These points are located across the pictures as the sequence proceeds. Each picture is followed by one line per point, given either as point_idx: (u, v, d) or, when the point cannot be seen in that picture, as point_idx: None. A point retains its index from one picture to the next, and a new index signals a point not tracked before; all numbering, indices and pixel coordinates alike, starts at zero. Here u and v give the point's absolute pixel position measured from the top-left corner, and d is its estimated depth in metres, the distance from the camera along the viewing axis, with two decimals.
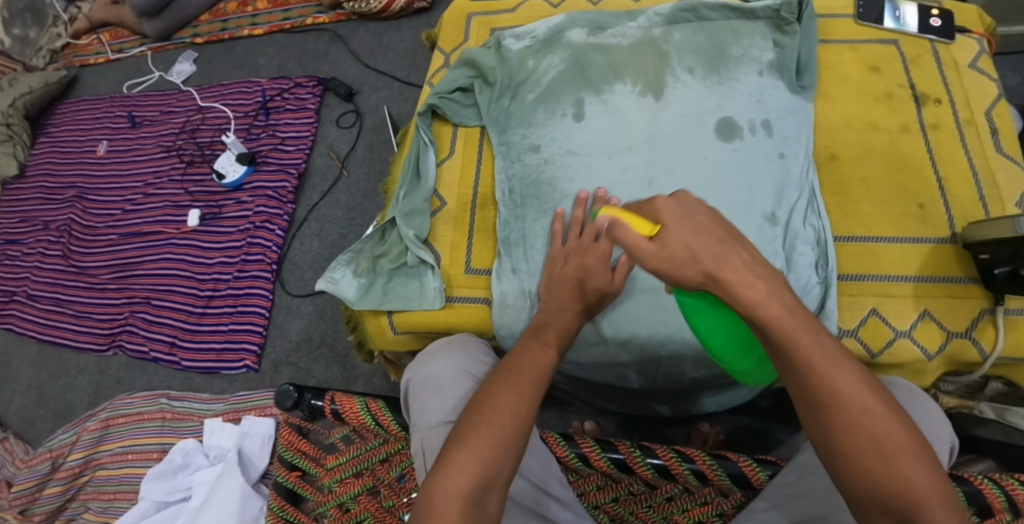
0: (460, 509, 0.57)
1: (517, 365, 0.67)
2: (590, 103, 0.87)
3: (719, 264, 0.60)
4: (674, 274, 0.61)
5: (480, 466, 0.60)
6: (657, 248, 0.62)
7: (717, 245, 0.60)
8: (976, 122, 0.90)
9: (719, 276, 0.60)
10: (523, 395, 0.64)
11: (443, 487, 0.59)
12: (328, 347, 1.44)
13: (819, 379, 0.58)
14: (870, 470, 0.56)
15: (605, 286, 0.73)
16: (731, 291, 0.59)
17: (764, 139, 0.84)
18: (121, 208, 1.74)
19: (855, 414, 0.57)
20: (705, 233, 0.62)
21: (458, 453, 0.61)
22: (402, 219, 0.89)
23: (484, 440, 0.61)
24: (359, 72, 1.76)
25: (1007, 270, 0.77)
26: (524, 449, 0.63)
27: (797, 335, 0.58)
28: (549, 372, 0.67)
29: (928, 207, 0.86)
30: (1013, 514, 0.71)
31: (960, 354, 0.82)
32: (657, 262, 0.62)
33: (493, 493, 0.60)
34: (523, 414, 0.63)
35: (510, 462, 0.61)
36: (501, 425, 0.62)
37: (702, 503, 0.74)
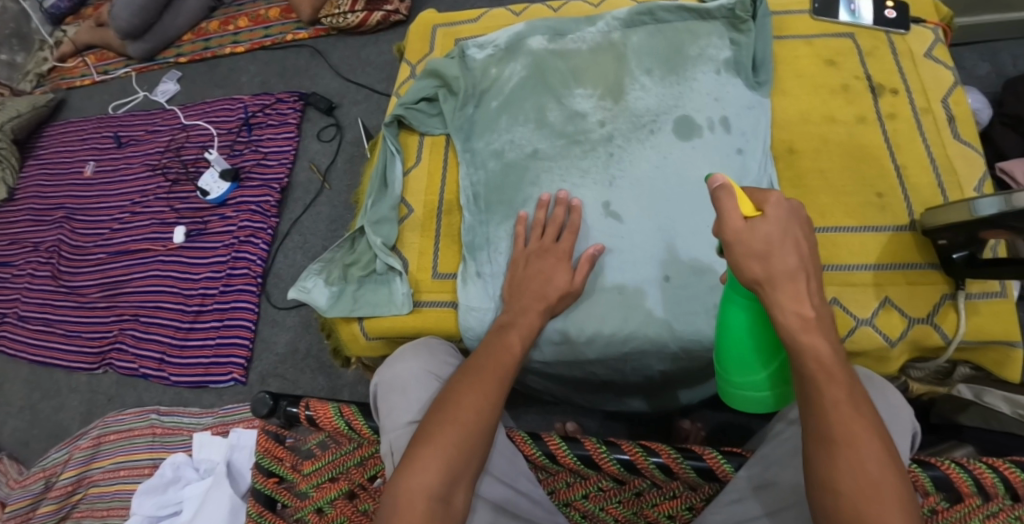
0: (424, 505, 0.59)
1: (489, 369, 0.68)
2: (551, 108, 0.90)
3: (776, 277, 0.58)
4: (742, 263, 0.59)
5: (443, 464, 0.61)
6: (746, 231, 0.58)
7: (791, 263, 0.58)
8: (933, 110, 0.92)
9: (773, 288, 0.58)
10: (486, 393, 0.66)
11: (406, 484, 0.60)
12: (315, 358, 1.46)
13: (837, 420, 0.56)
14: (858, 511, 0.53)
15: (566, 286, 0.76)
16: (781, 309, 0.58)
17: (722, 136, 0.84)
18: (109, 228, 1.76)
19: (861, 455, 0.54)
20: (783, 245, 0.58)
21: (422, 449, 0.62)
22: (370, 227, 0.91)
23: (449, 439, 0.62)
24: (339, 86, 1.78)
25: (965, 254, 0.78)
26: (485, 455, 0.64)
27: (837, 374, 0.57)
28: (512, 371, 0.69)
29: (887, 197, 0.87)
30: (982, 498, 0.69)
31: (923, 339, 0.83)
32: (734, 239, 0.59)
33: (459, 488, 0.61)
34: (485, 418, 0.64)
35: (473, 463, 0.62)
36: (467, 423, 0.63)
37: (671, 497, 0.74)
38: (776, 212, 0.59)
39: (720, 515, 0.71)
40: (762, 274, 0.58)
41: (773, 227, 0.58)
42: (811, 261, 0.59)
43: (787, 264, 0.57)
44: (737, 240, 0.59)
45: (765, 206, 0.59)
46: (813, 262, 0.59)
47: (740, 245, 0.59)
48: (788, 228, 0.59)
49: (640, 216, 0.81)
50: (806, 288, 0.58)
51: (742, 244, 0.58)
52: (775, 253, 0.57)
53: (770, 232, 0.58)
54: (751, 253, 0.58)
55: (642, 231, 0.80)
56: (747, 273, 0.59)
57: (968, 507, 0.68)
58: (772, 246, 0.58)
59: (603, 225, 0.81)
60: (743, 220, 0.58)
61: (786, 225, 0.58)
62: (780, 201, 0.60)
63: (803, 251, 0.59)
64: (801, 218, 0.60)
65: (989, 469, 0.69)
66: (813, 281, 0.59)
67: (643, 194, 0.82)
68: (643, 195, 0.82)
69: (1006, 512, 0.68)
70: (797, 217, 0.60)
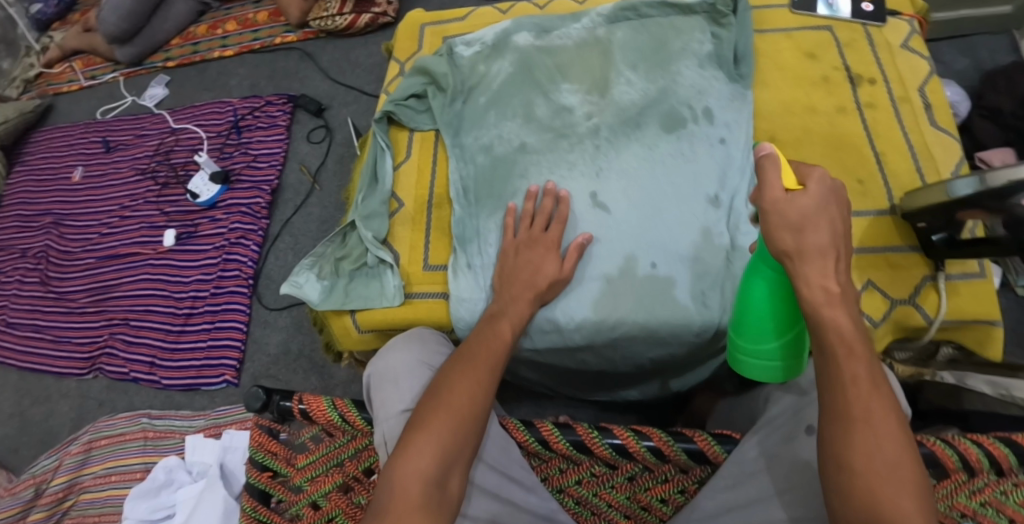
0: (421, 486, 0.60)
1: (485, 354, 0.69)
2: (539, 104, 0.91)
3: (807, 251, 0.57)
4: (775, 232, 0.58)
5: (439, 447, 0.62)
6: (785, 201, 0.58)
7: (824, 240, 0.57)
8: (910, 99, 0.94)
9: (803, 263, 0.57)
10: (479, 379, 0.67)
11: (402, 469, 0.61)
12: (307, 359, 1.46)
13: (856, 399, 0.56)
14: (873, 493, 0.54)
15: (556, 274, 0.77)
16: (808, 284, 0.57)
17: (705, 127, 0.86)
18: (98, 232, 1.76)
19: (878, 434, 0.55)
20: (819, 220, 0.57)
21: (415, 436, 0.62)
22: (361, 221, 0.91)
23: (447, 422, 0.63)
24: (329, 88, 1.79)
25: (944, 236, 0.81)
26: (480, 439, 0.65)
27: (857, 347, 0.57)
28: (503, 359, 0.70)
29: (867, 183, 0.89)
30: (967, 473, 0.71)
31: (905, 319, 0.84)
32: (771, 208, 0.58)
33: (454, 473, 0.62)
34: (481, 401, 0.66)
35: (467, 448, 0.63)
36: (464, 407, 0.65)
37: (664, 480, 0.75)
38: (816, 188, 0.58)
39: (715, 501, 0.72)
40: (793, 247, 0.58)
41: (812, 202, 0.57)
42: (843, 239, 0.59)
43: (820, 240, 0.57)
44: (773, 209, 0.58)
45: (808, 180, 0.58)
46: (846, 242, 0.58)
47: (775, 216, 0.58)
48: (826, 205, 0.58)
49: (627, 208, 0.81)
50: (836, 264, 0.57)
51: (777, 215, 0.58)
52: (810, 227, 0.57)
53: (808, 205, 0.57)
54: (785, 224, 0.58)
55: (630, 221, 0.81)
56: (777, 243, 0.58)
57: (954, 483, 0.71)
58: (808, 219, 0.57)
59: (589, 216, 0.82)
60: (784, 190, 0.58)
61: (826, 200, 0.57)
62: (822, 176, 0.59)
63: (838, 229, 0.58)
64: (841, 197, 0.59)
65: (973, 445, 0.71)
66: (843, 259, 0.58)
67: (630, 186, 0.82)
68: (630, 186, 0.82)
69: (990, 487, 0.70)
70: (837, 196, 0.59)
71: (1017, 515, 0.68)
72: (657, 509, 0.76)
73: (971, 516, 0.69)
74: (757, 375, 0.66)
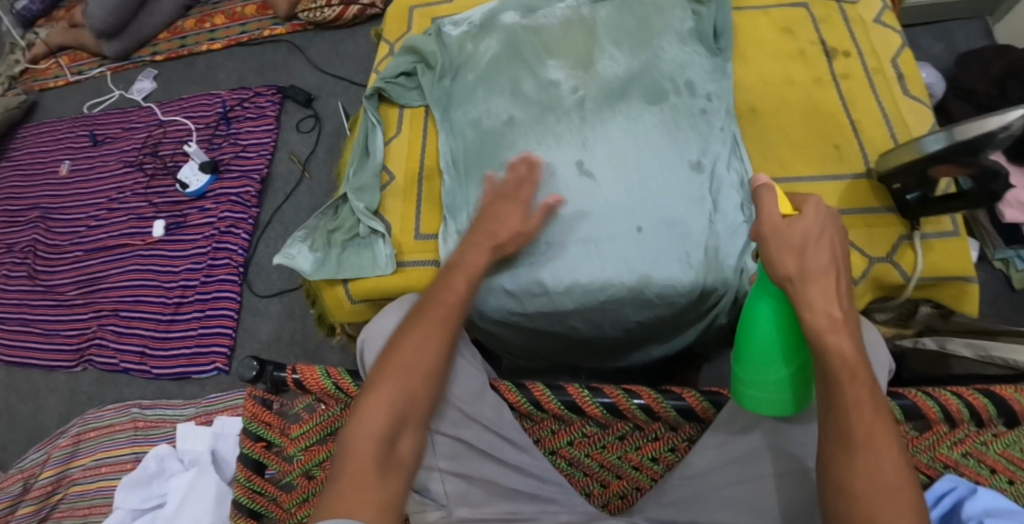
0: (372, 444, 0.64)
1: (438, 312, 0.71)
2: (526, 79, 0.92)
3: (809, 274, 0.58)
4: (779, 257, 0.59)
5: (387, 408, 0.66)
6: (786, 225, 0.59)
7: (824, 262, 0.59)
8: (883, 71, 0.98)
9: (806, 286, 0.58)
10: (429, 336, 0.70)
11: (354, 429, 0.65)
12: (298, 344, 1.48)
13: (859, 421, 0.56)
14: (872, 514, 0.53)
15: (519, 226, 0.78)
16: (812, 309, 0.58)
17: (687, 98, 0.89)
18: (85, 225, 1.76)
19: (879, 457, 0.55)
20: (818, 244, 0.59)
21: (367, 398, 0.67)
22: (353, 194, 0.94)
23: (398, 384, 0.67)
24: (317, 79, 1.81)
25: (918, 195, 0.84)
26: (431, 395, 0.69)
27: (860, 370, 0.57)
28: (457, 312, 0.72)
29: (843, 148, 0.92)
30: (950, 425, 0.76)
31: (884, 277, 0.87)
32: (772, 233, 0.59)
33: (404, 431, 0.66)
34: (432, 364, 0.69)
35: (418, 405, 0.68)
36: (415, 369, 0.68)
37: (654, 439, 0.78)
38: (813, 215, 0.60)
39: (708, 458, 0.73)
40: (795, 271, 0.58)
41: (812, 226, 0.59)
42: (842, 263, 0.60)
43: (820, 263, 0.58)
44: (774, 233, 0.60)
45: (805, 205, 0.60)
46: (845, 266, 0.60)
47: (777, 240, 0.59)
48: (824, 230, 0.60)
49: (612, 174, 0.83)
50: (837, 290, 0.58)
51: (779, 238, 0.59)
52: (811, 250, 0.58)
53: (807, 230, 0.59)
54: (787, 248, 0.59)
55: (616, 189, 0.83)
56: (779, 267, 0.59)
57: (935, 435, 0.76)
58: (809, 243, 0.59)
59: (555, 181, 0.84)
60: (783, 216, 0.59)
61: (824, 225, 0.59)
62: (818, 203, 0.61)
63: (837, 254, 0.60)
64: (836, 225, 0.61)
65: (954, 397, 0.74)
66: (843, 283, 0.59)
67: (617, 158, 0.84)
68: (617, 158, 0.84)
69: (971, 438, 0.75)
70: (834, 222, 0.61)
71: (997, 464, 0.75)
72: (648, 468, 0.79)
73: (953, 466, 0.75)
74: (767, 406, 0.65)
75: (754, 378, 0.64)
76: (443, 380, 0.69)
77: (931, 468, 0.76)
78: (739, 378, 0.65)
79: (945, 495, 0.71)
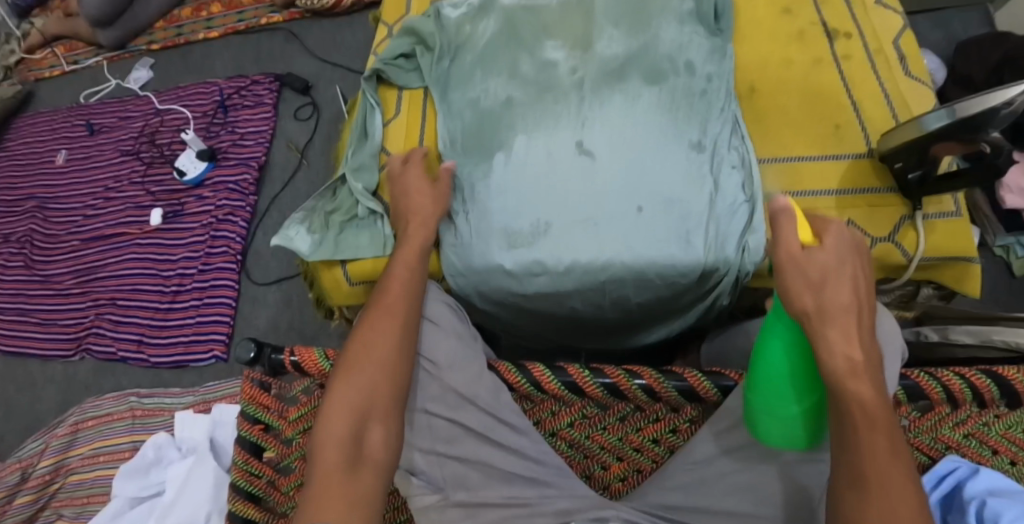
0: (339, 446, 0.66)
1: (386, 310, 0.75)
2: (524, 60, 0.91)
3: (829, 310, 0.56)
4: (798, 291, 0.56)
5: (348, 408, 0.68)
6: (806, 256, 0.57)
7: (845, 298, 0.56)
8: (884, 52, 0.97)
9: (825, 323, 0.56)
10: (384, 333, 0.73)
11: (321, 435, 0.67)
12: (297, 332, 1.48)
13: (875, 471, 0.53)
14: None
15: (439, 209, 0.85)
16: (830, 351, 0.55)
17: (687, 79, 0.88)
18: (82, 215, 1.75)
19: (893, 506, 0.52)
20: (838, 277, 0.57)
21: (329, 404, 0.69)
22: (351, 174, 0.94)
23: (354, 381, 0.70)
24: (315, 67, 1.80)
25: (919, 175, 0.84)
26: (395, 388, 0.70)
27: (877, 415, 0.55)
28: (408, 307, 0.75)
29: (844, 128, 0.92)
30: (952, 406, 0.75)
31: (885, 257, 0.87)
32: (789, 265, 0.57)
33: (371, 426, 0.67)
34: (386, 356, 0.71)
35: (383, 400, 0.69)
36: (367, 364, 0.71)
37: (655, 420, 0.78)
38: (835, 245, 0.58)
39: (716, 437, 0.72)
40: (814, 307, 0.56)
41: (832, 258, 0.56)
42: (863, 297, 0.58)
43: (841, 299, 0.56)
44: (792, 264, 0.57)
45: (826, 235, 0.57)
46: (866, 301, 0.58)
47: (796, 272, 0.57)
48: (846, 261, 0.57)
49: (610, 155, 0.82)
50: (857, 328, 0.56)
51: (798, 271, 0.57)
52: (830, 284, 0.56)
53: (828, 261, 0.57)
54: (806, 281, 0.56)
55: (613, 169, 0.82)
56: (797, 302, 0.56)
57: (938, 416, 0.75)
58: (828, 277, 0.56)
59: (544, 165, 0.83)
60: (802, 247, 0.57)
61: (845, 256, 0.57)
62: (840, 229, 0.59)
63: (858, 288, 0.58)
64: (858, 254, 0.59)
65: (957, 377, 0.73)
66: (865, 321, 0.57)
67: (615, 139, 0.83)
68: (615, 139, 0.83)
69: (973, 419, 0.75)
70: (856, 252, 0.59)
71: (998, 445, 0.75)
72: (649, 450, 0.78)
73: (954, 448, 0.75)
74: (779, 439, 0.63)
75: (766, 409, 0.61)
76: (403, 372, 0.71)
77: (932, 449, 0.76)
78: (753, 411, 0.63)
79: (946, 476, 0.71)
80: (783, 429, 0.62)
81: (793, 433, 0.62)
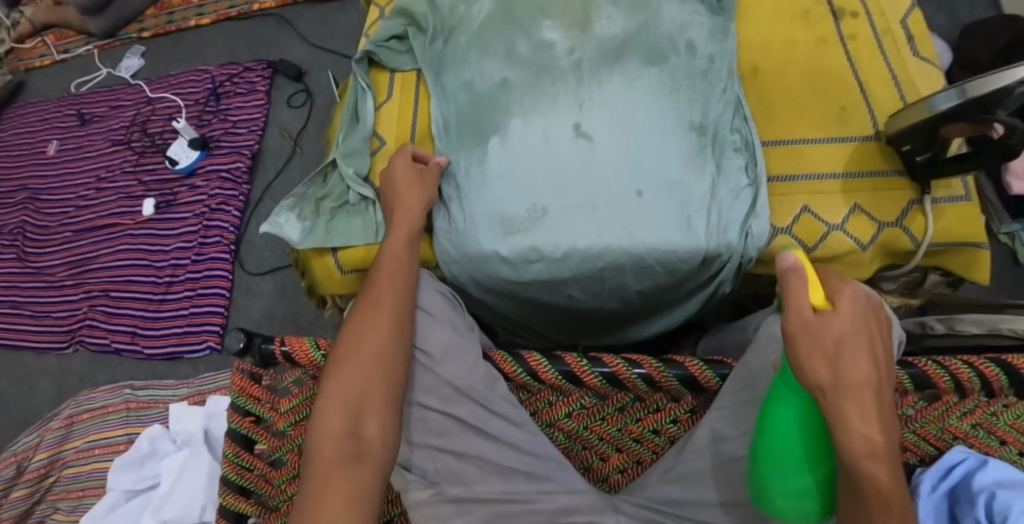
0: (335, 442, 0.64)
1: (379, 301, 0.72)
2: (520, 41, 0.88)
3: (844, 385, 0.50)
4: (812, 363, 0.51)
5: (344, 405, 0.66)
6: (820, 323, 0.51)
7: (863, 371, 0.51)
8: (891, 31, 0.94)
9: (840, 398, 0.50)
10: (380, 323, 0.70)
11: (320, 431, 0.65)
12: (292, 322, 1.46)
13: None
14: None
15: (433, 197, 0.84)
16: (847, 429, 0.50)
17: (688, 60, 0.85)
18: (74, 205, 1.72)
19: None
20: (854, 346, 0.51)
21: (325, 401, 0.66)
22: (342, 159, 0.92)
23: (350, 376, 0.67)
24: (308, 53, 1.77)
25: (928, 157, 0.82)
26: (393, 381, 0.68)
27: (895, 498, 0.50)
28: (403, 296, 0.73)
29: (850, 110, 0.89)
30: (959, 395, 0.73)
31: (892, 242, 0.86)
32: (800, 334, 0.51)
33: (368, 420, 0.65)
34: (378, 349, 0.69)
35: (381, 394, 0.67)
36: (360, 358, 0.68)
37: (654, 410, 0.76)
38: (850, 308, 0.52)
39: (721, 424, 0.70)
40: (829, 379, 0.50)
41: (847, 325, 0.51)
42: (880, 365, 0.53)
43: (858, 372, 0.50)
44: (804, 331, 0.51)
45: (841, 298, 0.52)
46: (883, 369, 0.53)
47: (811, 341, 0.51)
48: (860, 326, 0.52)
49: (611, 138, 0.80)
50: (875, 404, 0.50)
51: (812, 340, 0.51)
52: (846, 356, 0.50)
53: (844, 329, 0.51)
54: (821, 351, 0.51)
55: (614, 152, 0.79)
56: (810, 374, 0.51)
57: (945, 406, 0.73)
58: (844, 346, 0.50)
59: (543, 148, 0.81)
60: (815, 312, 0.51)
61: (861, 322, 0.51)
62: (854, 291, 0.53)
63: (875, 356, 0.52)
64: (873, 316, 0.53)
65: (965, 366, 0.71)
66: (882, 393, 0.52)
67: (616, 122, 0.80)
68: (616, 123, 0.80)
69: (982, 409, 0.73)
70: (871, 314, 0.53)
71: (1007, 436, 0.73)
72: (649, 440, 0.76)
73: (963, 438, 0.73)
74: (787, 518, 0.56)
75: (774, 484, 0.55)
76: (400, 364, 0.69)
77: (941, 440, 0.73)
78: (760, 486, 0.57)
79: (955, 466, 0.68)
80: (793, 509, 0.56)
81: (804, 513, 0.56)
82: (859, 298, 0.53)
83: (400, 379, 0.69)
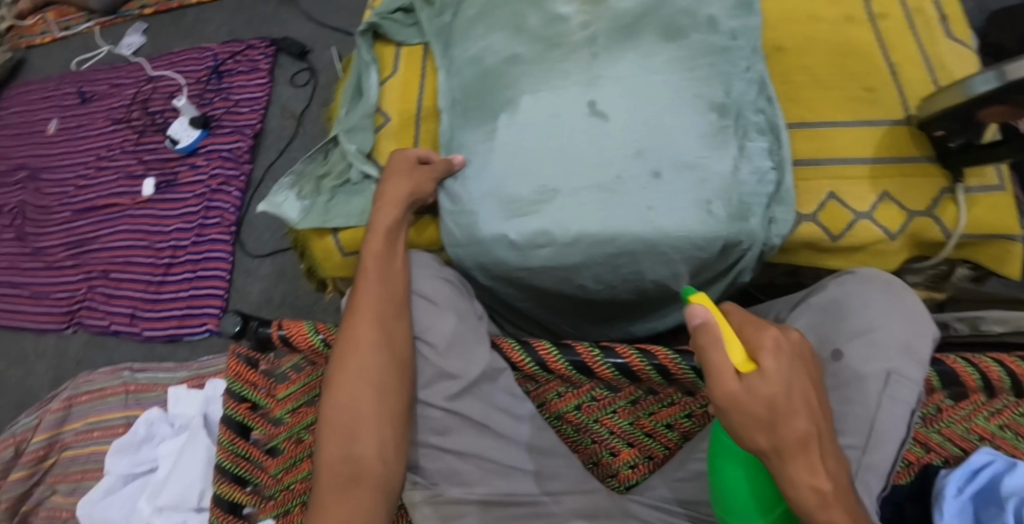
0: (333, 471, 0.62)
1: (361, 310, 0.69)
2: (530, 14, 0.83)
3: (784, 445, 0.51)
4: (747, 428, 0.51)
5: (337, 430, 0.64)
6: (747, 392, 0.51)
7: (802, 427, 0.51)
8: (923, 10, 0.89)
9: (782, 457, 0.51)
10: (366, 332, 0.68)
11: (320, 462, 0.63)
12: (291, 306, 1.43)
13: None
14: None
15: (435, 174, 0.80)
16: (794, 486, 0.52)
17: (710, 33, 0.79)
18: (74, 185, 1.69)
19: None
20: (788, 405, 0.51)
21: (321, 430, 0.65)
22: (344, 135, 0.89)
23: (342, 397, 0.65)
24: (312, 30, 1.73)
25: (962, 143, 0.78)
26: (388, 394, 0.66)
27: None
28: (387, 297, 0.70)
29: (878, 91, 0.85)
30: (987, 394, 0.69)
31: (923, 231, 0.81)
32: (729, 406, 0.51)
33: (364, 441, 0.63)
34: (371, 359, 0.66)
35: (374, 411, 0.65)
36: (348, 375, 0.66)
37: (669, 404, 0.72)
38: (774, 367, 0.51)
39: None
40: (769, 443, 0.51)
41: (774, 388, 0.50)
42: (818, 413, 0.53)
43: (796, 431, 0.51)
44: (731, 401, 0.51)
45: (763, 361, 0.51)
46: (823, 416, 0.53)
47: (743, 411, 0.51)
48: (790, 382, 0.52)
49: (624, 116, 0.75)
50: (819, 458, 0.52)
51: (744, 410, 0.51)
52: (779, 420, 0.51)
53: (774, 391, 0.51)
54: (756, 419, 0.51)
55: (626, 133, 0.75)
56: (750, 441, 0.52)
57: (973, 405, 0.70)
58: (778, 411, 0.51)
59: (552, 126, 0.77)
60: (737, 380, 0.50)
61: (788, 379, 0.51)
62: (775, 341, 0.53)
63: (812, 407, 0.52)
64: (798, 363, 0.53)
65: (995, 363, 0.67)
66: (826, 443, 0.53)
67: (630, 99, 0.76)
68: (630, 100, 0.76)
69: (1010, 410, 0.70)
70: (797, 363, 0.53)
71: None
72: (662, 435, 0.73)
73: (988, 439, 0.70)
74: None
75: None
76: (391, 372, 0.66)
77: (965, 440, 0.70)
78: None
79: (980, 469, 0.65)
80: None
81: None
82: (783, 349, 0.53)
83: (399, 385, 0.67)
